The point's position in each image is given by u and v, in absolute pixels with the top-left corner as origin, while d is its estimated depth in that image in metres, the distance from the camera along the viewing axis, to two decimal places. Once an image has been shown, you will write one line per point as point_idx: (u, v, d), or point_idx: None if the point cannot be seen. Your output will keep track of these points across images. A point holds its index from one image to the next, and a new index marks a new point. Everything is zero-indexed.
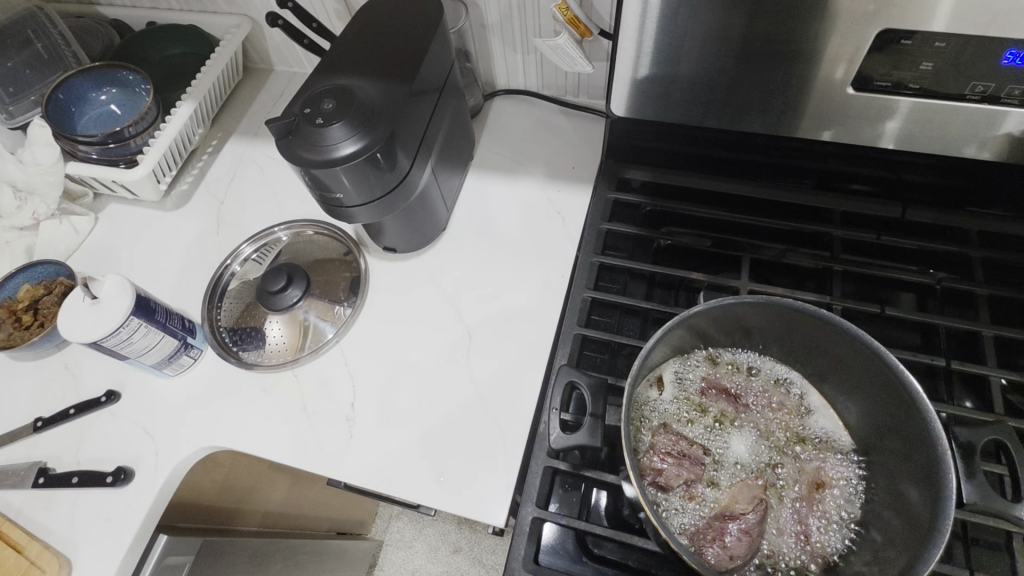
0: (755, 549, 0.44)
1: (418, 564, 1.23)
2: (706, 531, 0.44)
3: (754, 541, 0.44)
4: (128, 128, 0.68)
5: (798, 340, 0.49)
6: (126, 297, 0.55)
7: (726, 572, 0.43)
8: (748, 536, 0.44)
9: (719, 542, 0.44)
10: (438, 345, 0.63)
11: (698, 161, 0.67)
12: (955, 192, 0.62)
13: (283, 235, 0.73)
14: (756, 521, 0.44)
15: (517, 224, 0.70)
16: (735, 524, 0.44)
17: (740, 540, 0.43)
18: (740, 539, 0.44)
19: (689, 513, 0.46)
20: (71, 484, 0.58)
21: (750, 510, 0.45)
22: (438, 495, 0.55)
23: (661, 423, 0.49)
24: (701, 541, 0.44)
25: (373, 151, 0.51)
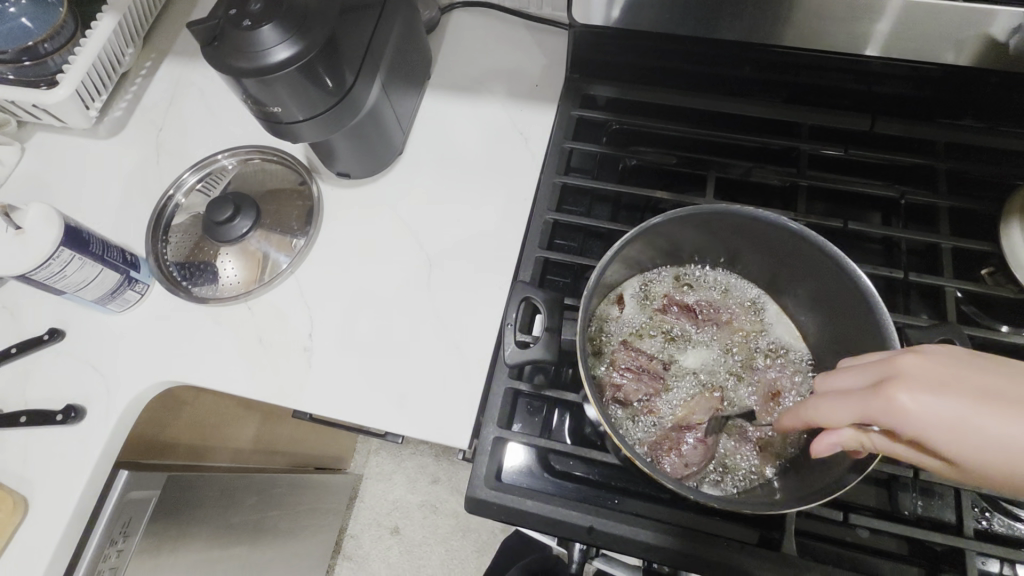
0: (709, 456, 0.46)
1: (398, 495, 1.26)
2: (663, 442, 0.46)
3: (708, 447, 0.46)
4: (43, 44, 0.61)
5: (760, 255, 0.50)
6: (53, 227, 0.51)
7: (683, 478, 0.45)
8: (703, 443, 0.46)
9: (675, 451, 0.45)
10: (397, 273, 0.61)
11: (666, 75, 0.64)
12: (927, 104, 0.60)
13: (229, 163, 0.68)
14: (710, 431, 0.46)
15: (479, 148, 0.66)
16: (691, 434, 0.46)
17: (692, 447, 0.45)
18: (696, 448, 0.45)
19: (649, 426, 0.47)
20: (20, 423, 0.56)
21: (706, 420, 0.47)
22: (402, 420, 0.55)
23: (621, 340, 0.50)
24: (658, 451, 0.46)
25: (308, 57, 0.47)
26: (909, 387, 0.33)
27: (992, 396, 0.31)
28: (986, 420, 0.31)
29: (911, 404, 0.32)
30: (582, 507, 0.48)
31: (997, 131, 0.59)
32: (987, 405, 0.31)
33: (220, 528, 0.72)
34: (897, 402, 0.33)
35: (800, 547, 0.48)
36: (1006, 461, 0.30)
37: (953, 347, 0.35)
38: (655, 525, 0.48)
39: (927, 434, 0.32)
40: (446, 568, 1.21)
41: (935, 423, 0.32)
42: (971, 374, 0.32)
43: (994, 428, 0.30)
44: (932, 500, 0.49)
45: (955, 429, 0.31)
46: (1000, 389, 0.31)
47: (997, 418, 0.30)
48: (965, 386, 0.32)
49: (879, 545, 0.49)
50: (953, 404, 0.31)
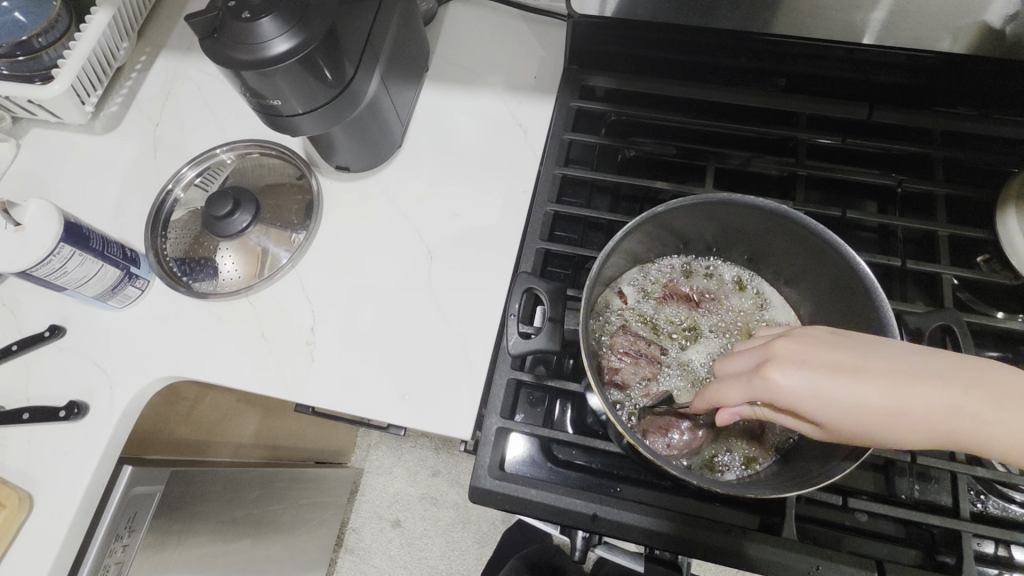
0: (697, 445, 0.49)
1: (398, 488, 1.27)
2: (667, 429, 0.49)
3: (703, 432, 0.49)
4: (37, 38, 0.61)
5: (761, 245, 0.51)
6: (53, 223, 0.51)
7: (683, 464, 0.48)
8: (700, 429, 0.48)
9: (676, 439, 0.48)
10: (399, 266, 0.62)
11: (665, 65, 0.64)
12: (924, 93, 0.60)
13: (227, 157, 0.68)
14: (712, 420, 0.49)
15: (478, 140, 0.66)
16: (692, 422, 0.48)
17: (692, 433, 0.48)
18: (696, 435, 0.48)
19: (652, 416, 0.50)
20: (22, 420, 0.56)
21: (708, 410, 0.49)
22: (405, 413, 0.55)
23: (621, 325, 0.53)
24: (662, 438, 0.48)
25: (308, 49, 0.46)
26: (781, 367, 0.36)
27: (838, 365, 0.35)
28: (840, 386, 0.35)
29: (785, 381, 0.35)
30: (585, 495, 0.49)
31: (992, 118, 0.60)
32: (836, 373, 0.35)
33: (224, 522, 0.72)
34: (769, 380, 0.36)
35: (801, 531, 0.49)
36: (856, 418, 0.34)
37: (812, 328, 0.38)
38: (657, 512, 0.48)
39: (801, 405, 0.35)
40: (447, 559, 1.22)
41: (804, 395, 0.35)
42: (826, 349, 0.36)
43: (842, 392, 0.35)
44: (929, 484, 0.50)
45: (819, 399, 0.35)
46: (847, 358, 0.35)
47: (848, 381, 0.35)
48: (822, 360, 0.35)
49: (876, 528, 0.50)
50: (814, 376, 0.35)
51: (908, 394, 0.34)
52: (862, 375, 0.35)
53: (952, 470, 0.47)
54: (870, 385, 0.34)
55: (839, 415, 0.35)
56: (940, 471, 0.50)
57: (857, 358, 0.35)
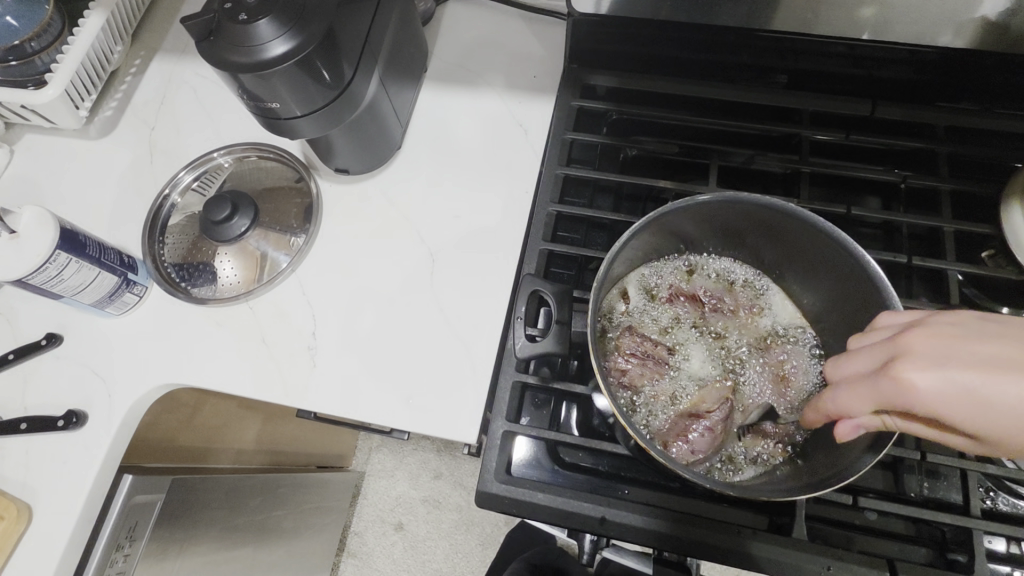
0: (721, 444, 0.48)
1: (400, 491, 1.26)
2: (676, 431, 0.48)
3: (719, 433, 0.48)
4: (30, 43, 0.60)
5: (768, 244, 0.51)
6: (49, 230, 0.50)
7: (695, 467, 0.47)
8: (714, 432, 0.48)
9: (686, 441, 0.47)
10: (401, 269, 0.61)
11: (666, 64, 0.63)
12: (926, 88, 0.60)
13: (225, 160, 0.67)
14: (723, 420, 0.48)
15: (478, 140, 0.66)
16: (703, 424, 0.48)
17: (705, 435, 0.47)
18: (707, 436, 0.48)
19: (661, 419, 0.49)
20: (20, 430, 0.55)
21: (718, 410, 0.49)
22: (409, 418, 0.55)
23: (627, 326, 0.52)
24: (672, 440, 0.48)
25: (306, 51, 0.46)
26: (913, 364, 0.35)
27: (990, 363, 0.34)
28: (994, 385, 0.33)
29: (917, 381, 0.34)
30: (593, 498, 0.48)
31: (993, 113, 0.60)
32: (983, 370, 0.33)
33: (226, 530, 0.71)
34: (900, 380, 0.35)
35: (810, 530, 0.49)
36: (1009, 420, 0.33)
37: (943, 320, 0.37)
38: (665, 514, 0.48)
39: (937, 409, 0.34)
40: (451, 562, 1.21)
41: (942, 396, 0.34)
42: (970, 344, 0.35)
43: (993, 392, 0.33)
44: (938, 482, 0.50)
45: (963, 399, 0.34)
46: (996, 354, 0.34)
47: (998, 378, 0.33)
48: (962, 357, 0.34)
49: (886, 526, 0.49)
50: (953, 374, 0.34)
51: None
52: (1017, 372, 0.33)
53: (961, 467, 0.47)
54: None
55: (990, 418, 0.33)
56: (949, 468, 0.50)
57: (1010, 353, 0.34)
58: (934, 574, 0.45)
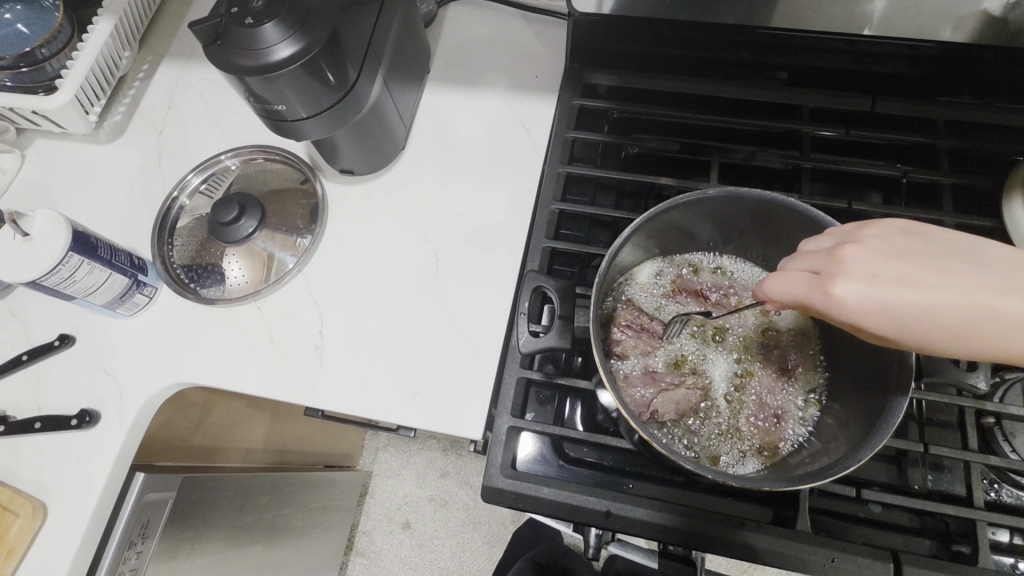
0: (696, 406, 0.50)
1: (407, 490, 1.27)
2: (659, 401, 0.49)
3: (710, 424, 0.50)
4: (40, 49, 0.61)
5: (771, 241, 0.52)
6: (61, 232, 0.51)
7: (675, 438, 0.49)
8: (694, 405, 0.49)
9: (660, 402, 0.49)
10: (406, 268, 0.62)
11: (666, 62, 0.64)
12: (927, 83, 0.60)
13: (231, 163, 0.68)
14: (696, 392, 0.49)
15: (481, 140, 0.67)
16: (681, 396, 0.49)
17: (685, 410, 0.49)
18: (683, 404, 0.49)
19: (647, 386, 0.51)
20: (34, 429, 0.56)
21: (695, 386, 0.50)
22: (414, 414, 0.55)
23: (625, 299, 0.54)
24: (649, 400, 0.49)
25: (311, 53, 0.47)
26: (845, 279, 0.36)
27: (906, 280, 0.35)
28: (907, 301, 0.35)
29: (845, 295, 0.36)
30: (597, 492, 0.49)
31: (994, 107, 0.60)
32: (898, 287, 0.35)
33: (235, 528, 0.72)
34: (830, 293, 0.36)
35: (815, 523, 0.49)
36: (908, 328, 0.35)
37: (882, 236, 0.38)
38: (669, 506, 0.48)
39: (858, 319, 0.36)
40: (458, 560, 1.22)
41: (865, 311, 0.36)
42: (896, 265, 0.36)
43: (902, 308, 0.35)
44: (942, 474, 0.50)
45: (882, 313, 0.35)
46: (910, 271, 0.36)
47: (907, 296, 0.35)
48: (888, 274, 0.36)
49: (890, 518, 0.50)
50: (875, 292, 0.35)
51: (971, 311, 0.34)
52: (926, 290, 0.35)
53: (964, 459, 0.47)
54: (937, 300, 0.35)
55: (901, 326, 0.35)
56: (953, 461, 0.50)
57: (923, 270, 0.36)
58: (939, 566, 0.46)
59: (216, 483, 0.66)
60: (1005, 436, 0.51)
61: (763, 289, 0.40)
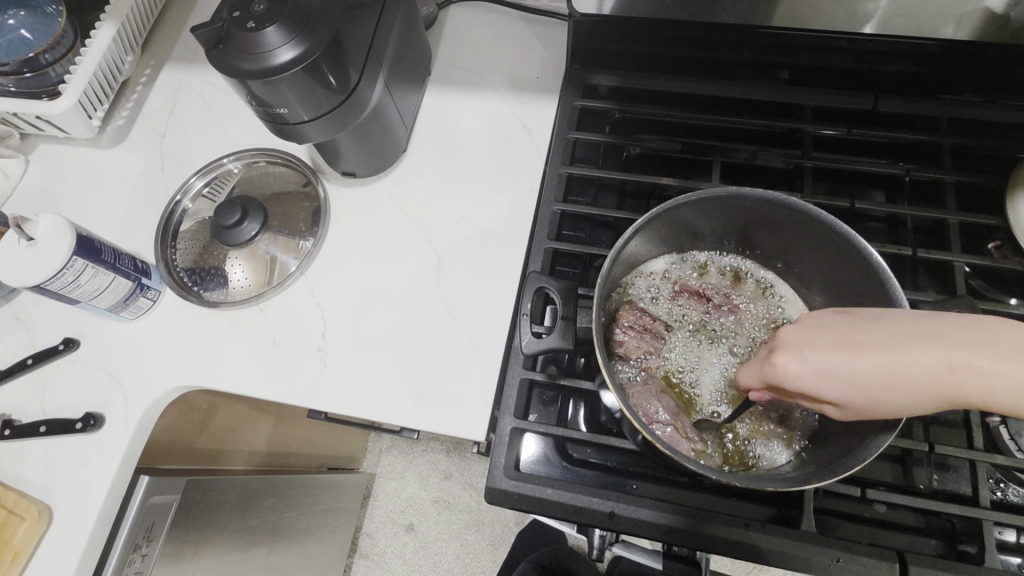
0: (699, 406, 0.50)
1: (411, 492, 1.27)
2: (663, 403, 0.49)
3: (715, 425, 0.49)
4: (44, 55, 0.61)
5: (774, 240, 0.52)
6: (65, 236, 0.51)
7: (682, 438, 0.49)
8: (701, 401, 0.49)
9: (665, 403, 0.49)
10: (408, 270, 0.62)
11: (667, 62, 0.64)
12: (929, 80, 0.60)
13: (234, 166, 0.68)
14: None
15: (482, 142, 0.67)
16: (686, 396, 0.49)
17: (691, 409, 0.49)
18: None
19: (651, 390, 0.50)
20: (39, 433, 0.57)
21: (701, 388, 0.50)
22: (418, 416, 0.55)
23: (627, 300, 0.53)
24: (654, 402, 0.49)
25: (313, 56, 0.47)
26: (787, 352, 0.40)
27: (839, 345, 0.38)
28: (847, 362, 0.38)
29: (791, 365, 0.39)
30: (600, 493, 0.49)
31: (997, 104, 0.60)
32: (835, 350, 0.38)
33: (239, 531, 0.72)
34: (778, 365, 0.40)
35: (820, 523, 0.49)
36: (856, 389, 0.38)
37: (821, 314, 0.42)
38: (672, 507, 0.48)
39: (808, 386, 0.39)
40: (461, 562, 1.21)
41: (811, 378, 0.39)
42: (830, 333, 0.39)
43: (843, 368, 0.38)
44: (948, 474, 0.50)
45: (827, 376, 0.38)
46: (845, 335, 0.39)
47: (844, 356, 0.38)
48: (821, 343, 0.39)
49: (896, 518, 0.49)
50: (816, 359, 0.39)
51: (902, 361, 0.37)
52: (861, 349, 0.38)
53: (969, 458, 0.47)
54: (870, 356, 0.37)
55: (847, 389, 0.38)
56: (958, 460, 0.50)
57: (857, 333, 0.39)
58: (945, 566, 0.45)
59: (219, 487, 0.66)
60: (1010, 436, 0.50)
61: (737, 377, 0.44)
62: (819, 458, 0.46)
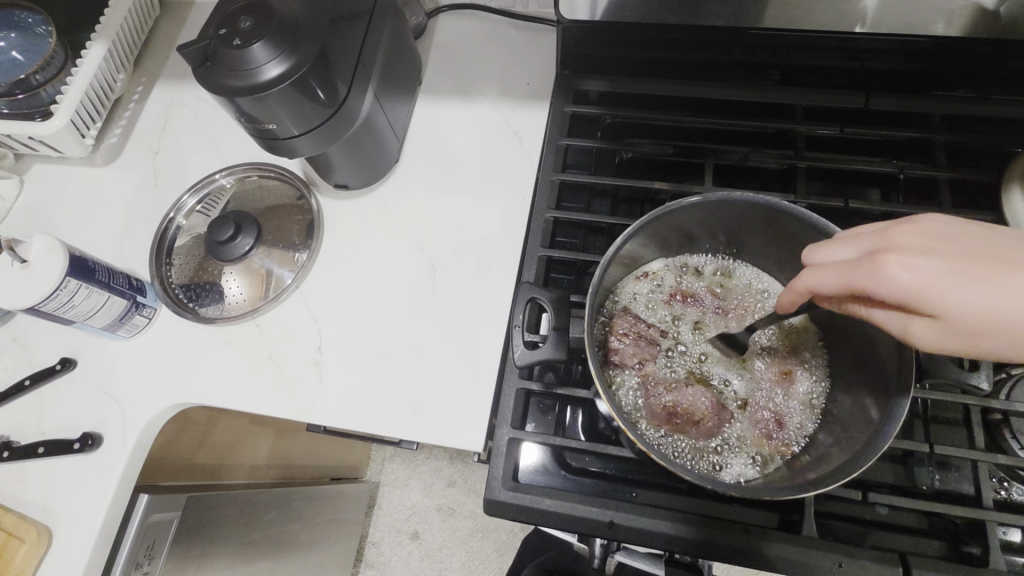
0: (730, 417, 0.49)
1: (415, 500, 1.27)
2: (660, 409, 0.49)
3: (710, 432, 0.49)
4: (35, 76, 0.61)
5: (768, 244, 0.51)
6: (58, 257, 0.51)
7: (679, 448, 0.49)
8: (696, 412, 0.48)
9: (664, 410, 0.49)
10: (402, 282, 0.61)
11: (658, 65, 0.63)
12: (922, 77, 0.59)
13: (226, 181, 0.68)
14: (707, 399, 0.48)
15: (474, 150, 0.67)
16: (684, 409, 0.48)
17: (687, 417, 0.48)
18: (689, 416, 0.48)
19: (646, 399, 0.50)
20: (38, 454, 0.57)
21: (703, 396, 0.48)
22: (415, 428, 0.55)
23: (622, 307, 0.53)
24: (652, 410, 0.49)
25: (300, 72, 0.47)
26: (901, 254, 0.35)
27: (963, 258, 0.34)
28: (969, 274, 0.33)
29: (900, 269, 0.35)
30: (600, 502, 0.49)
31: (991, 100, 0.59)
32: (962, 262, 0.34)
33: (242, 545, 0.72)
34: (884, 268, 0.35)
35: (822, 527, 0.48)
36: (972, 308, 0.33)
37: (940, 216, 0.37)
38: (673, 516, 0.48)
39: (908, 291, 0.34)
40: (467, 569, 1.21)
41: (917, 283, 0.34)
42: (951, 243, 0.35)
43: (965, 283, 0.33)
44: (950, 474, 0.49)
45: (936, 284, 0.34)
46: (973, 248, 0.34)
47: (970, 271, 0.33)
48: (940, 251, 0.35)
49: (899, 520, 0.49)
50: (931, 266, 0.34)
51: None
52: (992, 267, 0.33)
53: (971, 459, 0.47)
54: (1002, 278, 0.33)
55: (953, 304, 0.34)
56: (960, 459, 0.50)
57: (988, 249, 0.34)
58: (948, 568, 0.45)
59: (221, 501, 0.66)
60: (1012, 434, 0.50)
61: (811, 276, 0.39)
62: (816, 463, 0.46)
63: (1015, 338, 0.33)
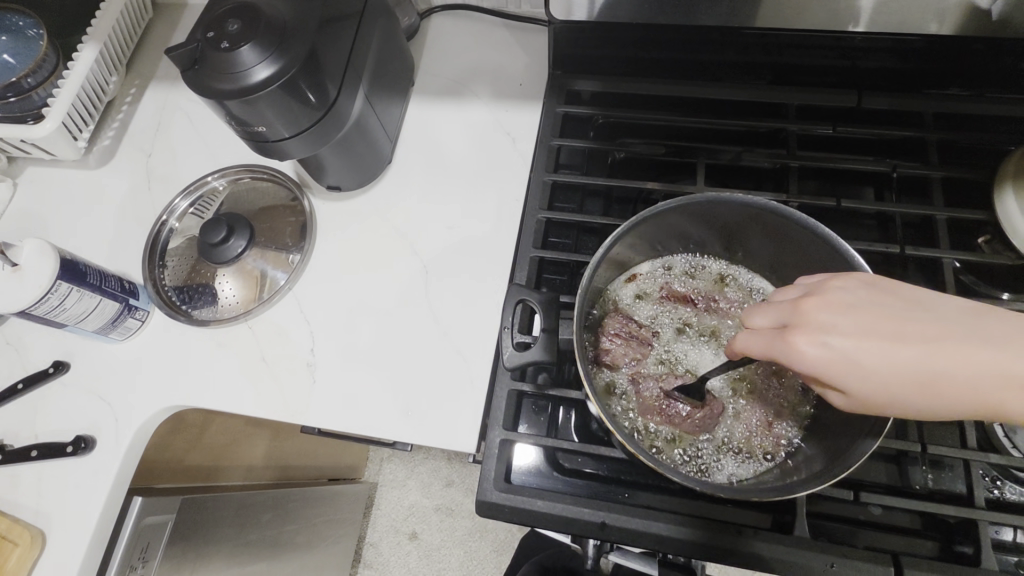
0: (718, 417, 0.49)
1: (413, 500, 1.27)
2: (651, 410, 0.49)
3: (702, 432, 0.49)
4: (26, 79, 0.61)
5: (760, 245, 0.51)
6: (48, 260, 0.51)
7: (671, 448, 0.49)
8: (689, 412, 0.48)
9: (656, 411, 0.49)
10: (394, 283, 0.61)
11: (650, 65, 0.63)
12: (914, 76, 0.59)
13: (219, 184, 0.68)
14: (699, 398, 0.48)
15: (467, 150, 0.66)
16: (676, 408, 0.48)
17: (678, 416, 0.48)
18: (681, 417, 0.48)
19: (637, 400, 0.50)
20: (31, 457, 0.57)
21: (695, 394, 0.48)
22: (408, 430, 0.55)
23: (614, 307, 0.53)
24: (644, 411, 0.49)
25: (288, 74, 0.47)
26: (807, 334, 0.37)
27: (867, 330, 0.36)
28: (871, 351, 0.35)
29: (809, 348, 0.36)
30: (591, 503, 0.49)
31: (985, 98, 0.59)
32: (866, 336, 0.36)
33: (238, 546, 0.72)
34: (795, 348, 0.37)
35: (815, 528, 0.48)
36: (878, 383, 0.35)
37: (851, 282, 0.38)
38: (665, 516, 0.48)
39: (820, 369, 0.36)
40: (465, 569, 1.21)
41: (825, 361, 0.36)
42: (857, 312, 0.36)
43: (869, 358, 0.35)
44: (943, 473, 0.49)
45: (842, 363, 0.36)
46: (879, 321, 0.36)
47: (874, 344, 0.35)
48: (846, 324, 0.36)
49: (892, 520, 0.49)
50: (838, 342, 0.36)
51: (936, 361, 0.34)
52: (895, 339, 0.35)
53: (963, 458, 0.47)
54: (903, 350, 0.35)
55: (861, 380, 0.36)
56: (953, 459, 0.50)
57: (889, 320, 0.36)
58: (940, 568, 0.45)
59: (216, 503, 0.66)
60: (1005, 433, 0.50)
61: (736, 343, 0.41)
62: (808, 463, 0.46)
63: (918, 406, 0.35)
